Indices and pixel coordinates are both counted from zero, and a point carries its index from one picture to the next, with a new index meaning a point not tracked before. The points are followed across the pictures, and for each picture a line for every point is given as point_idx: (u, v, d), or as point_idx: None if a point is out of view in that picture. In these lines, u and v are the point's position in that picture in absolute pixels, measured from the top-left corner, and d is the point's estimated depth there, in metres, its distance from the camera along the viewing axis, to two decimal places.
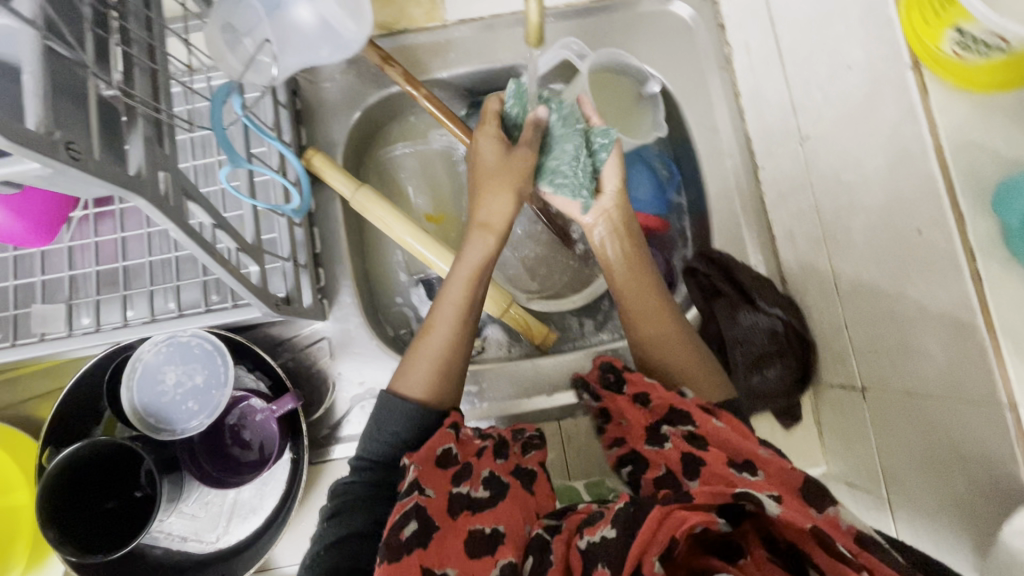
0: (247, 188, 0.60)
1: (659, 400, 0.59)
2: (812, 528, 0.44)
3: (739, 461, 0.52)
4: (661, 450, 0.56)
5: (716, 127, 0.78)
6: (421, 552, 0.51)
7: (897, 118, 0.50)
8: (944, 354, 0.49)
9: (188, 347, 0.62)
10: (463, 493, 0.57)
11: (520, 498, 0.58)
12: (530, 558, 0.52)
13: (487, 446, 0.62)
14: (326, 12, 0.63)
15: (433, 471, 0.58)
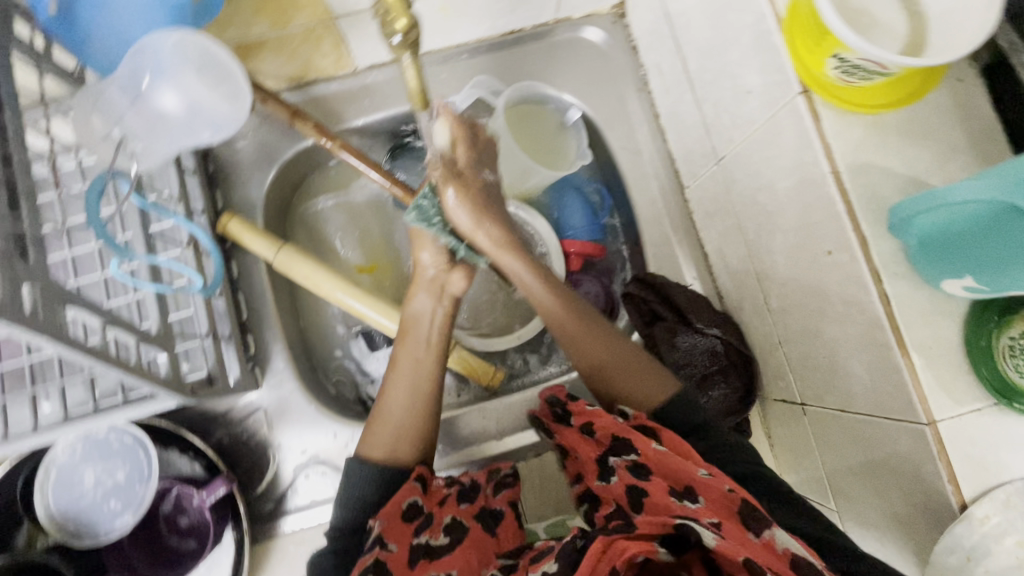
0: (147, 273, 0.57)
1: (602, 428, 0.56)
2: (745, 561, 0.43)
3: (680, 490, 0.50)
4: (609, 486, 0.53)
5: (639, 149, 0.78)
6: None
7: (795, 143, 0.50)
8: (867, 372, 0.49)
9: (106, 443, 0.60)
10: (422, 543, 0.53)
11: (478, 543, 0.55)
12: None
13: (451, 492, 0.58)
14: (193, 95, 0.57)
15: (396, 520, 0.52)
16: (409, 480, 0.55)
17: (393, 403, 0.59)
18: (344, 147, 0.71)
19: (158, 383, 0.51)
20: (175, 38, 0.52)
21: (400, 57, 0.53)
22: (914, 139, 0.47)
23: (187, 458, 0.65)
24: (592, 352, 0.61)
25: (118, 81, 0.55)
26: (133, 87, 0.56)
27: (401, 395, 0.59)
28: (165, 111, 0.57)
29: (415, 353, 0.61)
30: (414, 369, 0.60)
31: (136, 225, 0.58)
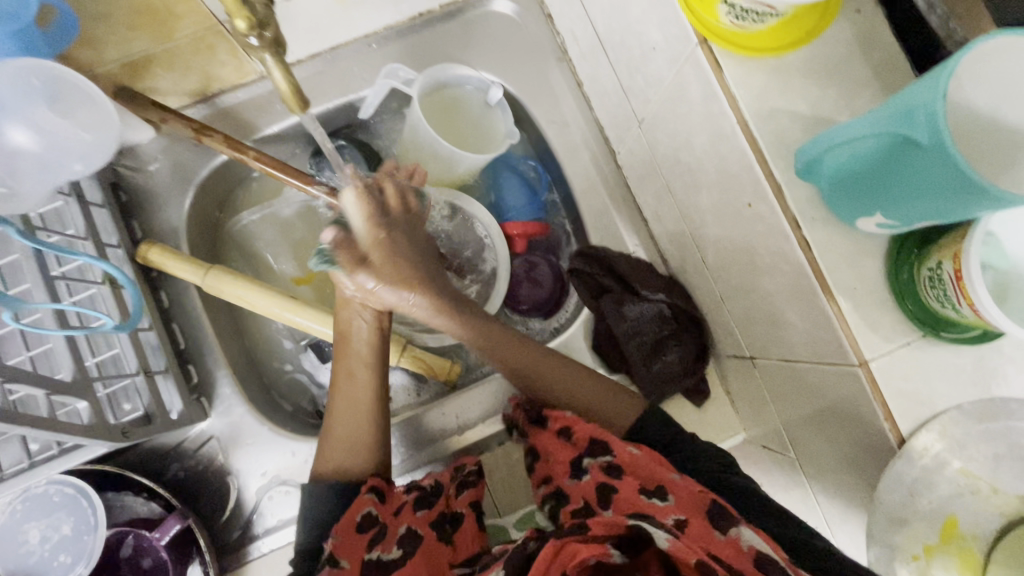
0: (55, 321, 0.54)
1: (581, 430, 0.55)
2: (699, 563, 0.42)
3: (651, 488, 0.50)
4: (580, 484, 0.53)
5: (566, 121, 0.76)
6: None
7: (703, 95, 0.49)
8: (801, 320, 0.49)
9: (46, 497, 0.58)
10: (375, 559, 0.51)
11: (433, 551, 0.54)
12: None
13: (410, 500, 0.57)
14: (46, 126, 0.54)
15: (352, 539, 0.52)
16: (363, 494, 0.54)
17: (340, 424, 0.58)
18: (258, 156, 0.68)
19: (78, 432, 0.49)
20: (9, 67, 0.49)
21: (263, 57, 0.42)
22: (818, 78, 0.46)
23: (143, 499, 0.63)
24: (528, 367, 0.60)
25: None
26: None
27: (345, 416, 0.59)
28: (16, 146, 0.53)
29: (351, 370, 0.60)
30: (352, 388, 0.59)
31: (34, 273, 0.55)
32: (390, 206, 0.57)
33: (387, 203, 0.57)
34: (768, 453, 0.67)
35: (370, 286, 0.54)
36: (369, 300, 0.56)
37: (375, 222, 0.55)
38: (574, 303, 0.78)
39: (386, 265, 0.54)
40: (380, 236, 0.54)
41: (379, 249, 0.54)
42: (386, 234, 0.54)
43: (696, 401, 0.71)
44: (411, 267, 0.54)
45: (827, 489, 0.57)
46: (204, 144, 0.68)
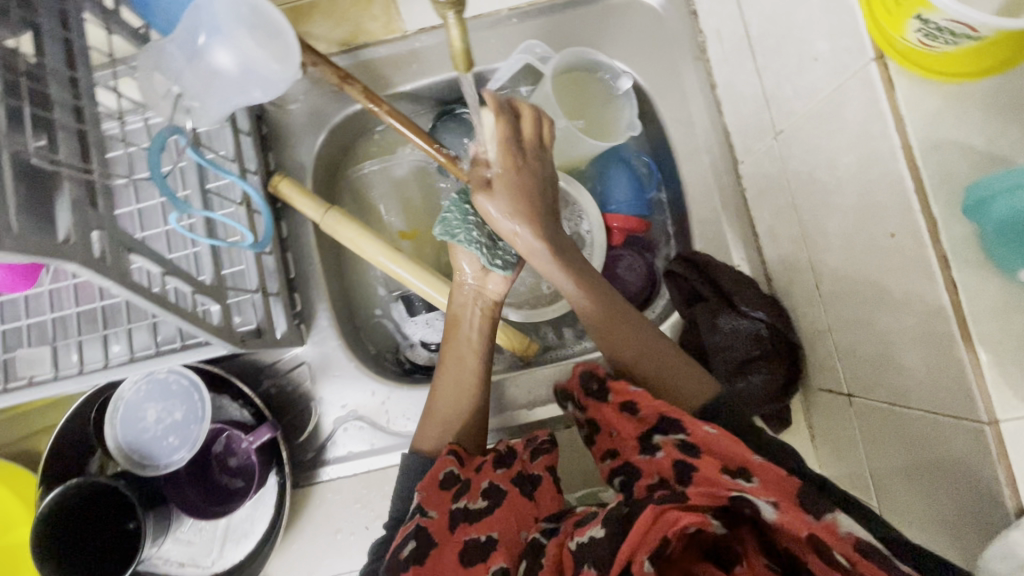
0: (204, 229, 0.60)
1: (646, 407, 0.55)
2: (808, 537, 0.42)
3: (733, 469, 0.48)
4: (653, 459, 0.51)
5: (691, 121, 0.75)
6: (417, 568, 0.49)
7: (862, 113, 0.46)
8: (924, 365, 0.46)
9: (166, 383, 0.65)
10: (462, 508, 0.54)
11: (518, 504, 0.55)
12: (524, 562, 0.50)
13: (489, 459, 0.60)
14: (245, 55, 0.59)
15: (438, 488, 0.56)
16: (445, 455, 0.59)
17: (439, 398, 0.66)
18: (391, 112, 0.70)
19: (209, 330, 0.54)
20: None
21: (446, 15, 0.50)
22: (1006, 111, 0.42)
23: (237, 404, 0.69)
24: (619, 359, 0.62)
25: (176, 39, 0.57)
26: (190, 45, 0.58)
27: (447, 392, 0.66)
28: (219, 69, 0.59)
29: (460, 354, 0.67)
30: (451, 372, 0.66)
31: (193, 180, 0.61)
32: (524, 126, 0.62)
33: (521, 129, 0.61)
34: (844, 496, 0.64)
35: (499, 200, 0.60)
36: (483, 285, 0.68)
37: (508, 144, 0.60)
38: (661, 305, 0.78)
39: (511, 185, 0.61)
40: (512, 173, 0.61)
41: (501, 174, 0.61)
42: (514, 163, 0.61)
43: (774, 428, 0.69)
44: (530, 180, 0.62)
45: None
46: (345, 92, 0.70)
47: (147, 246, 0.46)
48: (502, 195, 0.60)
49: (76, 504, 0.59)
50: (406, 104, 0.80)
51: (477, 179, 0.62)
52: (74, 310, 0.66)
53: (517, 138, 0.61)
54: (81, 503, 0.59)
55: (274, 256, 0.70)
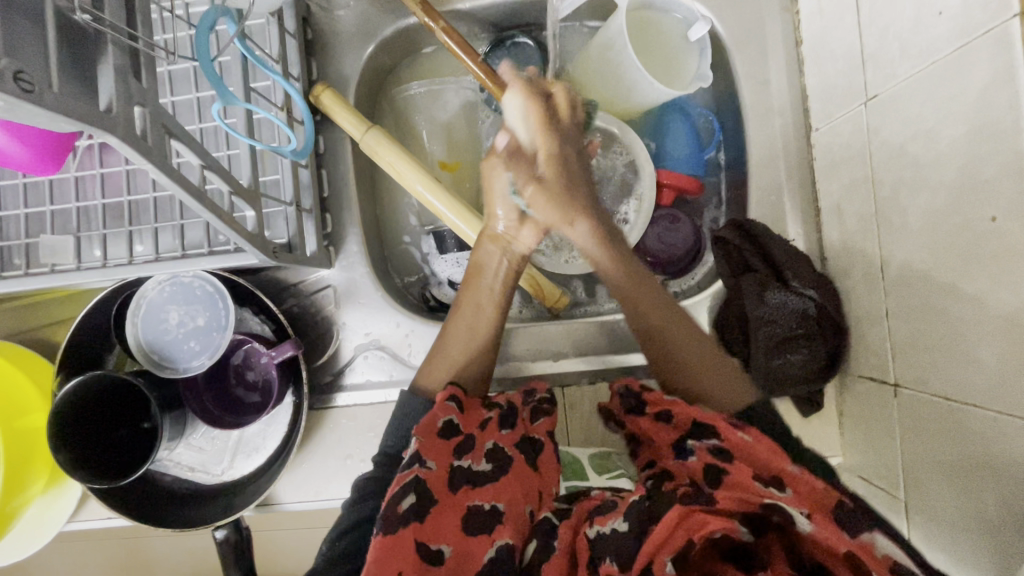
0: (245, 127, 0.55)
1: (680, 412, 0.55)
2: (845, 554, 0.41)
3: (767, 478, 0.48)
4: (685, 463, 0.52)
5: (768, 79, 0.69)
6: (418, 526, 0.49)
7: (987, 78, 0.42)
8: (1000, 361, 0.43)
9: (190, 288, 0.62)
10: (465, 468, 0.53)
11: (522, 473, 0.54)
12: (534, 540, 0.51)
13: (492, 417, 0.57)
14: None
15: (438, 443, 0.53)
16: (443, 401, 0.56)
17: (448, 343, 0.63)
18: (447, 29, 0.66)
19: (244, 236, 0.51)
20: None
21: None
22: None
23: (258, 318, 0.68)
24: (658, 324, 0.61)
25: None
26: None
27: (461, 336, 0.63)
28: None
29: (477, 301, 0.64)
30: (463, 316, 0.64)
31: (238, 76, 0.55)
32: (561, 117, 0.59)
33: (557, 108, 0.59)
34: (865, 484, 0.63)
35: (540, 199, 0.61)
36: (515, 237, 0.64)
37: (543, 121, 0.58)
38: (701, 273, 0.76)
39: (558, 183, 0.60)
40: (552, 149, 0.59)
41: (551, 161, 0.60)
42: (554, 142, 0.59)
43: (801, 410, 0.67)
44: (579, 187, 0.61)
45: (931, 543, 0.53)
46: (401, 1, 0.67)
47: (190, 135, 0.43)
48: (549, 208, 0.61)
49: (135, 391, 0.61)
50: (462, 25, 0.75)
51: (521, 167, 0.60)
52: (99, 202, 0.64)
53: (553, 119, 0.59)
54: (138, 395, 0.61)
55: (309, 169, 0.67)
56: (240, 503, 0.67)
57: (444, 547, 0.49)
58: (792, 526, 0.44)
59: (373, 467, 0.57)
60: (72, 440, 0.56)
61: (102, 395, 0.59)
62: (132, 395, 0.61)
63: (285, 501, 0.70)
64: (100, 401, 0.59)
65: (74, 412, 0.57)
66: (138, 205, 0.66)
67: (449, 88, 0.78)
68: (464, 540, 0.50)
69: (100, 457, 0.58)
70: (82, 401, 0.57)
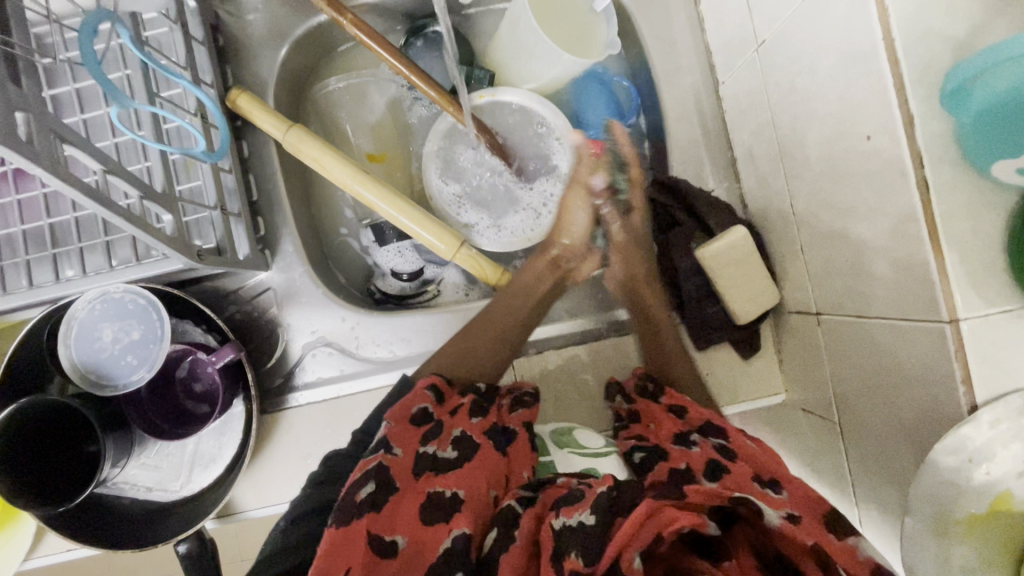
0: (151, 131, 0.54)
1: (694, 412, 0.59)
2: (813, 547, 0.41)
3: (765, 479, 0.49)
4: (688, 452, 0.54)
5: (673, 40, 0.72)
6: (371, 517, 0.46)
7: (847, 6, 0.44)
8: (892, 271, 0.46)
9: (121, 303, 0.61)
10: (431, 454, 0.52)
11: (488, 457, 0.52)
12: (494, 529, 0.47)
13: (465, 405, 0.58)
14: None
15: (408, 429, 0.52)
16: (423, 389, 0.57)
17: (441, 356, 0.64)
18: (355, 22, 0.67)
19: (164, 240, 0.51)
20: None
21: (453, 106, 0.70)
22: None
23: (202, 329, 0.68)
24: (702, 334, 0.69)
25: None
26: None
27: (482, 337, 0.66)
28: None
29: (505, 310, 0.68)
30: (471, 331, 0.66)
31: (140, 84, 0.55)
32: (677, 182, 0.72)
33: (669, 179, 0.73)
34: (807, 417, 0.65)
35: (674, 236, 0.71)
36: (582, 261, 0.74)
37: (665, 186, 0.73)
38: None
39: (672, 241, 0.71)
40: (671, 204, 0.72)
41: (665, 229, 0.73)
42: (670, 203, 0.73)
43: (742, 352, 0.70)
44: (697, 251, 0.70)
45: (864, 462, 0.56)
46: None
47: (86, 140, 0.43)
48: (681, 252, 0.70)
49: (64, 412, 0.59)
50: (375, 17, 0.76)
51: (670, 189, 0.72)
52: (19, 229, 0.63)
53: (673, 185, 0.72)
54: (66, 416, 0.59)
55: (233, 173, 0.67)
56: (200, 516, 0.66)
57: (397, 539, 0.45)
58: (758, 518, 0.43)
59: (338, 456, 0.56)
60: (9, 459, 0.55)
61: (35, 412, 0.57)
62: (64, 415, 0.59)
63: (247, 508, 0.70)
64: (34, 416, 0.57)
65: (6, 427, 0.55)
66: (62, 228, 0.65)
67: (370, 83, 0.79)
68: (420, 531, 0.46)
69: (42, 476, 0.57)
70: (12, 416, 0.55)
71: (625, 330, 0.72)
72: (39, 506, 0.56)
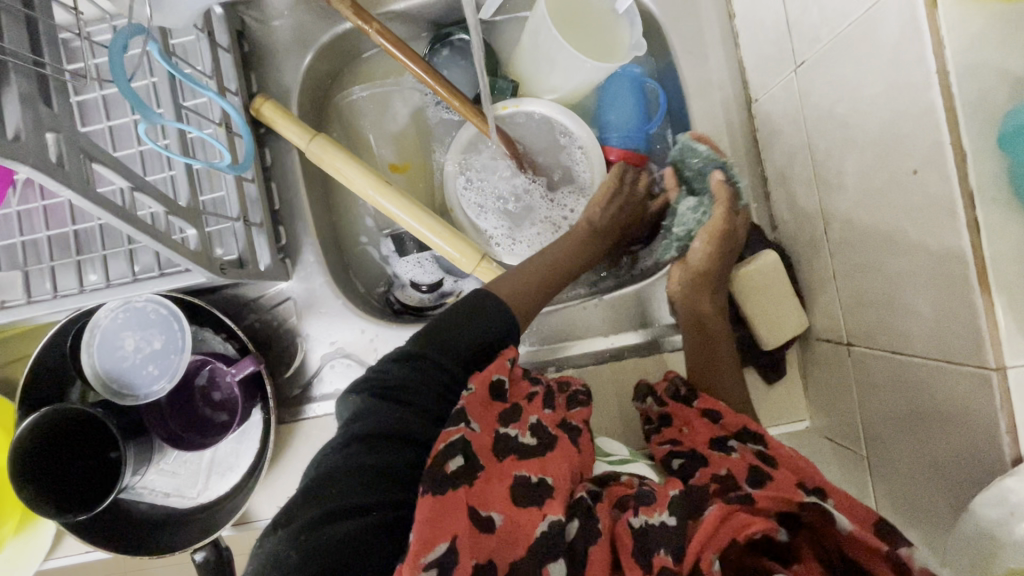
0: (178, 145, 0.54)
1: (729, 417, 0.56)
2: (886, 553, 0.40)
3: (810, 487, 0.47)
4: (728, 456, 0.51)
5: (705, 54, 0.70)
6: (467, 490, 0.42)
7: (897, 35, 0.42)
8: (933, 310, 0.44)
9: (143, 311, 0.62)
10: (511, 437, 0.47)
11: (569, 451, 0.48)
12: (575, 519, 0.43)
13: (537, 392, 0.52)
14: None
15: (488, 402, 0.49)
16: (505, 360, 0.52)
17: (532, 263, 0.65)
18: (382, 31, 0.66)
19: (186, 255, 0.51)
20: None
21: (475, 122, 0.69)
22: None
23: (220, 338, 0.67)
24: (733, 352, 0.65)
25: None
26: None
27: (539, 277, 0.64)
28: None
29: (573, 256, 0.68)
30: (561, 244, 0.68)
31: (167, 95, 0.54)
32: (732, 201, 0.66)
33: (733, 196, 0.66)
34: (832, 446, 0.63)
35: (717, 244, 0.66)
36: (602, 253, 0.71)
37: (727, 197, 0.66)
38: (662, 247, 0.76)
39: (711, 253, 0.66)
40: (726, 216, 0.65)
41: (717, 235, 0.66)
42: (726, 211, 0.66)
43: (767, 377, 0.68)
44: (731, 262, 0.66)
45: (893, 500, 0.54)
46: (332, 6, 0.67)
47: (114, 157, 0.43)
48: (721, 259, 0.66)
49: (80, 422, 0.59)
50: (401, 24, 0.75)
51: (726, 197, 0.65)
52: (44, 235, 0.63)
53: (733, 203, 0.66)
54: (83, 426, 0.59)
55: (256, 183, 0.67)
56: (218, 524, 0.67)
57: (493, 516, 0.42)
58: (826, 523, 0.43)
59: (375, 402, 0.46)
60: (24, 466, 0.55)
61: (53, 421, 0.57)
62: (80, 425, 0.59)
63: (262, 517, 0.70)
64: (53, 424, 0.57)
65: (26, 433, 0.56)
66: (86, 235, 0.65)
67: (394, 92, 0.78)
68: (513, 510, 0.42)
69: (59, 486, 0.57)
70: (31, 424, 0.56)
71: (647, 350, 0.70)
72: (63, 514, 0.56)
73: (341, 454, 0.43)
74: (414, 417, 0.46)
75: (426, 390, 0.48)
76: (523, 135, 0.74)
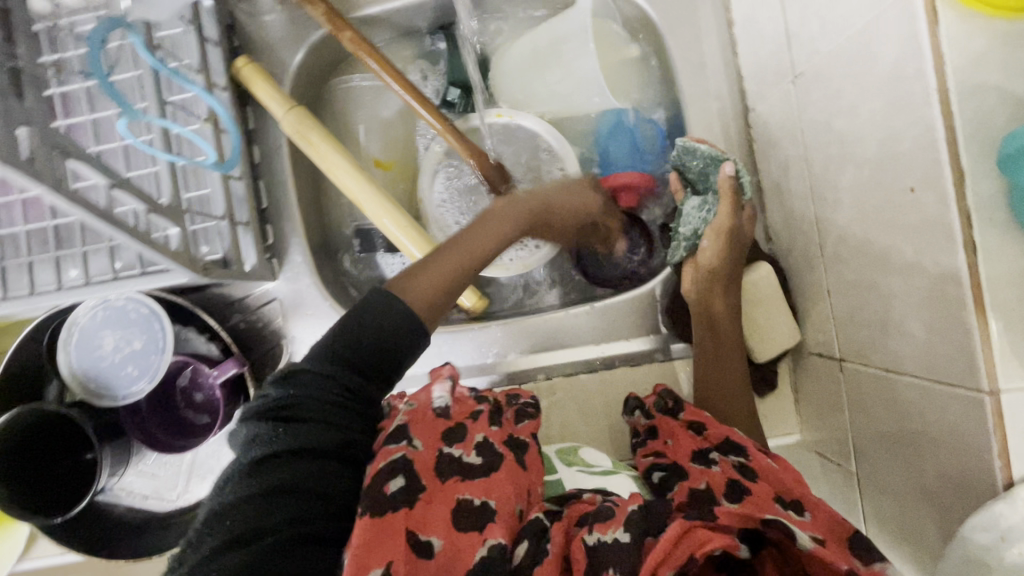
0: (162, 144, 0.54)
1: (713, 428, 0.55)
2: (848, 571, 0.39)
3: (787, 500, 0.47)
4: (706, 470, 0.51)
5: (703, 62, 0.70)
6: (407, 512, 0.41)
7: (898, 51, 0.41)
8: (927, 331, 0.43)
9: (123, 311, 0.60)
10: (454, 458, 0.46)
11: (514, 470, 0.47)
12: (524, 541, 0.42)
13: (483, 409, 0.51)
14: None
15: (426, 419, 0.47)
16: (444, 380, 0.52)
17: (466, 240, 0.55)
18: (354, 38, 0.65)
19: (166, 254, 0.50)
20: None
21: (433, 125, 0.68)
22: None
23: (204, 338, 0.66)
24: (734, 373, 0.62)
25: None
26: None
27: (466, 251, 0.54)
28: None
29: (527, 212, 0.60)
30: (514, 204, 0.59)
31: (151, 90, 0.53)
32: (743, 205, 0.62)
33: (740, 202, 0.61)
34: (820, 460, 0.63)
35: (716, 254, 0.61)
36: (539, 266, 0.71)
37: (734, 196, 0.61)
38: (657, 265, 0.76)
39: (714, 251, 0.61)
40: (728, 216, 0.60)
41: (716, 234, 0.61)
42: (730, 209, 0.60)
43: (758, 390, 0.67)
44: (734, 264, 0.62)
45: (881, 519, 0.54)
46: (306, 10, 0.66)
47: (91, 155, 0.41)
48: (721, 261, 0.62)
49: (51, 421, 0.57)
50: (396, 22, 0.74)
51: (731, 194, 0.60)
52: (22, 229, 0.61)
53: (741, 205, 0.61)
54: (57, 425, 0.57)
55: (243, 181, 0.65)
56: None
57: (433, 540, 0.41)
58: (789, 542, 0.41)
59: (266, 422, 0.40)
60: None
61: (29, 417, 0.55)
62: (55, 424, 0.57)
63: None
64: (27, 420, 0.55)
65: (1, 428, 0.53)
66: (66, 229, 0.63)
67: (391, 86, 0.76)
68: (456, 533, 0.42)
69: (30, 484, 0.55)
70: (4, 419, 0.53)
71: (637, 360, 0.70)
72: (34, 515, 0.55)
73: (240, 481, 0.38)
74: (326, 431, 0.41)
75: (329, 402, 0.42)
76: (505, 148, 0.73)
